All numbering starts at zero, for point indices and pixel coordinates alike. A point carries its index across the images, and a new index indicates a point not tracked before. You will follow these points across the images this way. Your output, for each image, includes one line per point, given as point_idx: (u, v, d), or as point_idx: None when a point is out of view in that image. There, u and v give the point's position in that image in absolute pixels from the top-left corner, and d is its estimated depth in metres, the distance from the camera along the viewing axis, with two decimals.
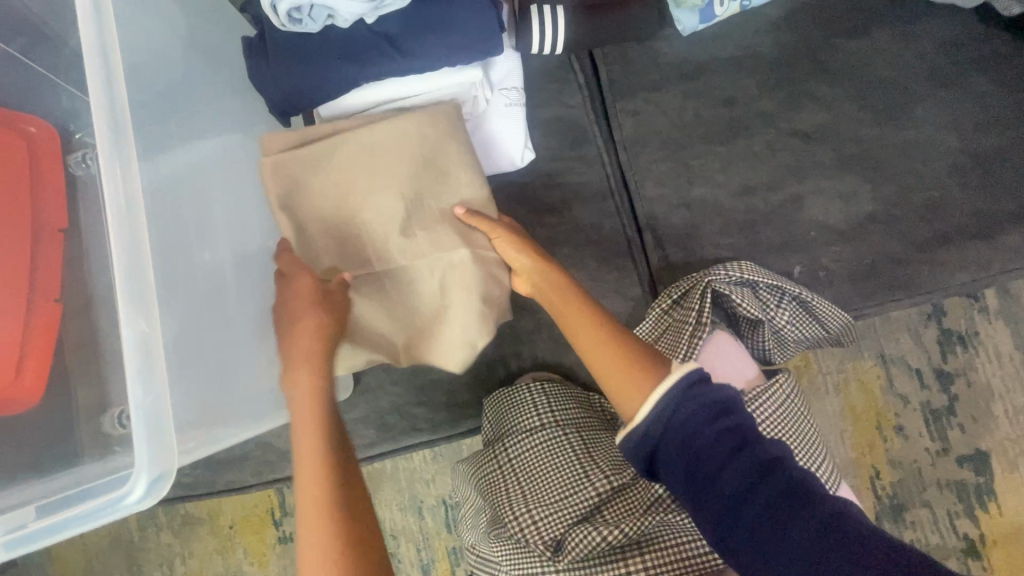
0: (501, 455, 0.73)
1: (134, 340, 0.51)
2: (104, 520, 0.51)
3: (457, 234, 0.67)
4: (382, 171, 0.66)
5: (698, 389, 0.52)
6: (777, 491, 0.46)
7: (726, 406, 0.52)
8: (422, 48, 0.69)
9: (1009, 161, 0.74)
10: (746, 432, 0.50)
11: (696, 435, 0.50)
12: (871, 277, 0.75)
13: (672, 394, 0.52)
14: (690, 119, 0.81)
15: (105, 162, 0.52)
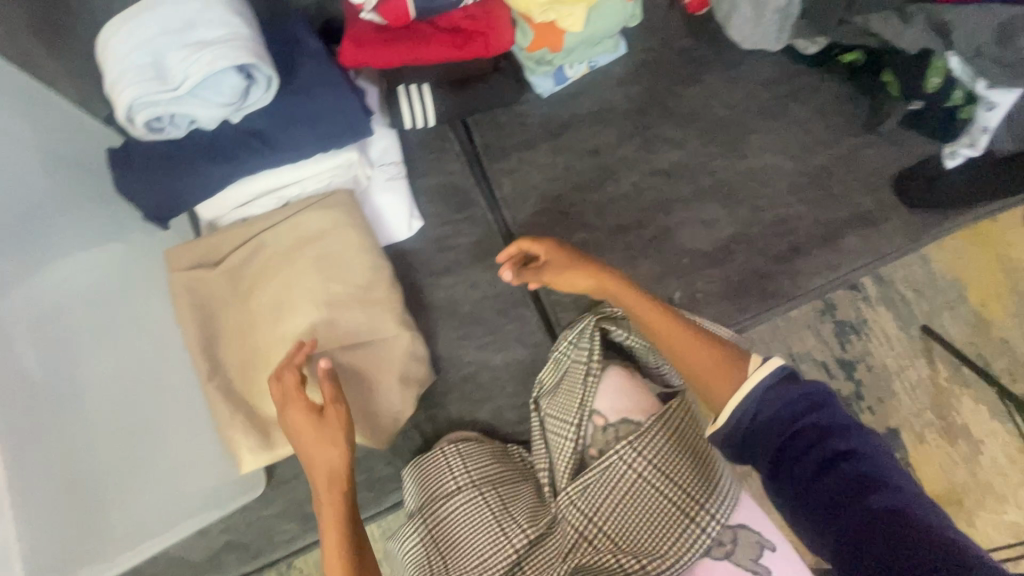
0: (421, 528, 0.72)
1: None
2: None
3: (361, 318, 0.74)
4: (282, 274, 0.74)
5: (779, 388, 0.55)
6: (849, 481, 0.48)
7: (812, 400, 0.54)
8: (291, 139, 0.72)
9: (836, 174, 0.84)
10: (833, 427, 0.51)
11: (778, 428, 0.53)
12: (742, 292, 0.82)
13: (762, 384, 0.56)
14: (562, 171, 0.87)
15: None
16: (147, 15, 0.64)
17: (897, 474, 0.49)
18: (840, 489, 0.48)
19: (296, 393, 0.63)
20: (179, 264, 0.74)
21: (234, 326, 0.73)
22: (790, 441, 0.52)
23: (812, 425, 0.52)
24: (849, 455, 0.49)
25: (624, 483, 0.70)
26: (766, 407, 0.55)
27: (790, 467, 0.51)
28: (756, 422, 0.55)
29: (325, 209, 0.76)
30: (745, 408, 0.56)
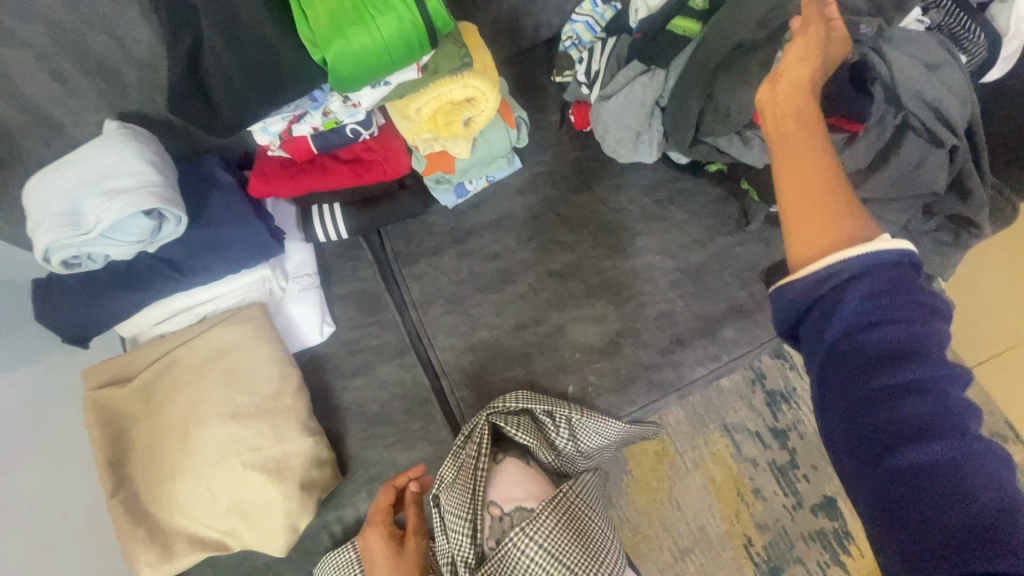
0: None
1: None
2: None
3: (266, 427, 0.78)
4: (190, 386, 0.79)
5: (889, 272, 0.47)
6: (903, 419, 0.43)
7: (911, 309, 0.46)
8: (203, 265, 0.80)
9: (712, 270, 0.93)
10: (915, 348, 0.45)
11: (890, 311, 0.46)
12: (630, 384, 0.87)
13: (874, 259, 0.47)
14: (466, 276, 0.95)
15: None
16: (69, 167, 0.73)
17: (962, 410, 0.43)
18: (895, 421, 0.43)
19: (379, 518, 0.76)
20: (91, 385, 0.78)
21: (142, 439, 0.77)
22: (857, 341, 0.46)
23: (871, 335, 0.46)
24: (907, 390, 0.43)
25: (519, 570, 0.74)
26: (871, 290, 0.47)
27: (849, 379, 0.46)
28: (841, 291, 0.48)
29: (240, 321, 0.83)
30: (832, 274, 0.48)
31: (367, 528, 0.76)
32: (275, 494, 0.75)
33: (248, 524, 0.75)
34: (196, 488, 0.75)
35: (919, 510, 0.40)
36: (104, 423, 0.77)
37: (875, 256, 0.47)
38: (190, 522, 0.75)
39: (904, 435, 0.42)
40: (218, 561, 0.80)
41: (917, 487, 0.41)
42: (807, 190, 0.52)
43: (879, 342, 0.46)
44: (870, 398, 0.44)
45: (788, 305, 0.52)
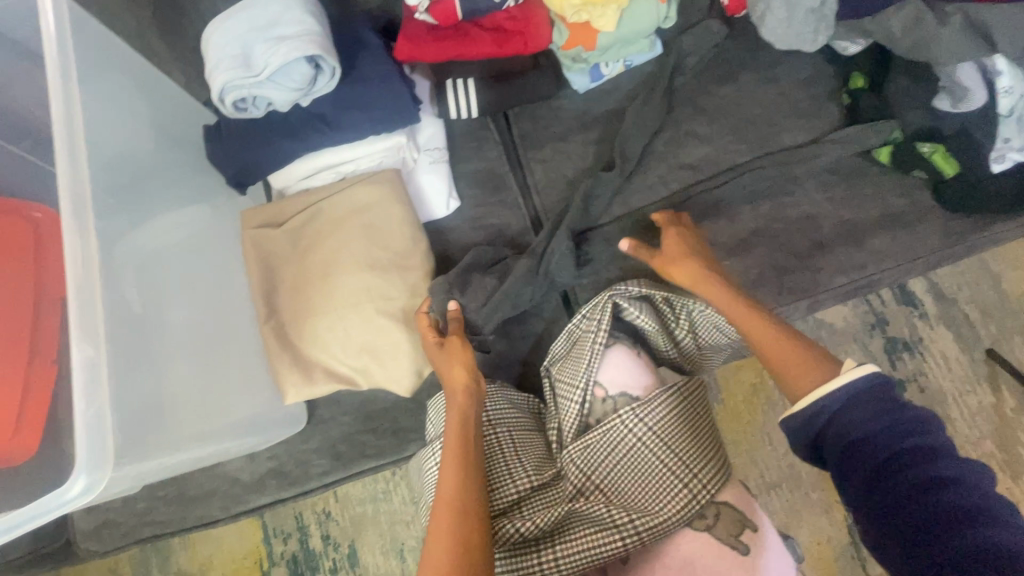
0: (441, 455, 0.79)
1: (81, 361, 0.58)
2: (45, 518, 0.56)
3: (399, 281, 0.83)
4: (335, 232, 0.85)
5: (871, 392, 0.59)
6: (964, 517, 0.51)
7: (904, 415, 0.58)
8: (349, 121, 0.83)
9: (865, 176, 0.85)
10: (913, 442, 0.56)
11: (866, 420, 0.58)
12: (760, 285, 0.83)
13: (854, 388, 0.60)
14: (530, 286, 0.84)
15: (64, 200, 0.62)
16: (239, 15, 0.77)
17: (994, 501, 0.52)
18: (946, 517, 0.51)
19: (453, 348, 0.77)
20: (250, 224, 0.87)
21: (289, 278, 0.85)
22: (881, 439, 0.57)
23: (914, 439, 0.56)
24: (944, 481, 0.53)
25: (624, 446, 0.71)
26: (871, 409, 0.59)
27: (897, 482, 0.55)
28: (843, 415, 0.60)
29: (381, 180, 0.87)
30: (823, 405, 0.61)
31: (439, 363, 0.77)
32: (405, 340, 0.81)
33: (379, 364, 0.82)
34: (334, 326, 0.82)
35: None
36: (265, 259, 0.86)
37: (860, 378, 0.60)
38: (328, 357, 0.82)
39: (957, 529, 0.51)
40: (347, 397, 0.89)
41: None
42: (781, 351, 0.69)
43: (903, 449, 0.56)
44: (917, 490, 0.53)
45: (793, 435, 0.64)
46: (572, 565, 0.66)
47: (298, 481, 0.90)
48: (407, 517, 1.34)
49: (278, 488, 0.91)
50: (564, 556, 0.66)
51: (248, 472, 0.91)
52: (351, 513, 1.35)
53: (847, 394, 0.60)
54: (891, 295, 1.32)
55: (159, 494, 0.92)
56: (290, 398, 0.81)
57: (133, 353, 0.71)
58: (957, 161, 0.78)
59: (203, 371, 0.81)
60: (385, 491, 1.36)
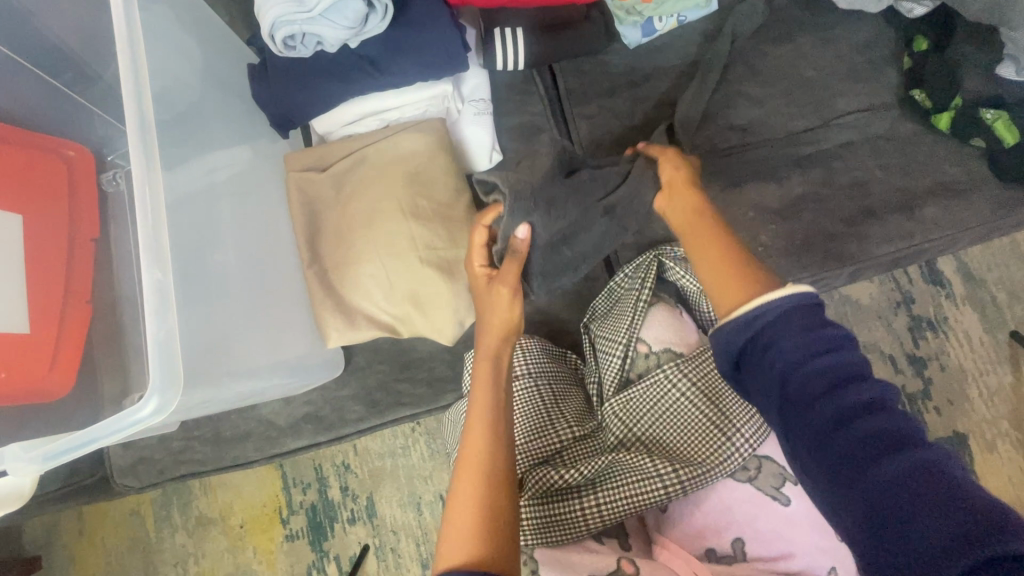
0: None
1: (152, 283, 0.60)
2: (118, 433, 0.58)
3: (444, 231, 0.82)
4: (380, 181, 0.84)
5: (797, 309, 0.54)
6: (873, 442, 0.46)
7: (823, 335, 0.52)
8: (398, 66, 0.82)
9: (919, 144, 0.84)
10: (834, 365, 0.50)
11: (792, 343, 0.52)
12: (804, 250, 0.83)
13: (783, 303, 0.54)
14: (600, 230, 0.79)
15: (128, 123, 0.64)
16: None
17: (910, 427, 0.47)
18: (866, 453, 0.46)
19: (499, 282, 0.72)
20: (293, 168, 0.86)
21: (333, 223, 0.85)
22: (797, 361, 0.51)
23: (832, 360, 0.51)
24: (858, 406, 0.48)
25: (666, 401, 0.72)
26: (792, 327, 0.53)
27: (807, 411, 0.49)
28: (767, 336, 0.54)
29: (427, 129, 0.86)
30: (757, 315, 0.55)
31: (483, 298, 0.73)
32: (448, 290, 0.81)
33: (421, 313, 0.82)
34: (377, 273, 0.82)
35: (901, 533, 0.43)
36: (310, 203, 0.85)
37: (784, 296, 0.54)
38: (371, 304, 0.82)
39: (881, 465, 0.45)
40: (383, 345, 0.90)
41: (900, 521, 0.43)
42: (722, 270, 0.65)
43: (820, 372, 0.50)
44: (837, 423, 0.48)
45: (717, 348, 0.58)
46: (613, 510, 0.68)
47: (333, 426, 0.92)
48: (425, 473, 1.37)
49: (313, 432, 0.92)
50: (606, 503, 0.68)
51: (284, 416, 0.92)
52: (370, 467, 1.38)
53: (781, 310, 0.54)
54: (918, 273, 1.31)
55: (197, 433, 0.94)
56: (331, 341, 0.82)
57: (198, 286, 0.72)
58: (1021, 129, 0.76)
59: (250, 314, 0.79)
60: (404, 447, 1.38)
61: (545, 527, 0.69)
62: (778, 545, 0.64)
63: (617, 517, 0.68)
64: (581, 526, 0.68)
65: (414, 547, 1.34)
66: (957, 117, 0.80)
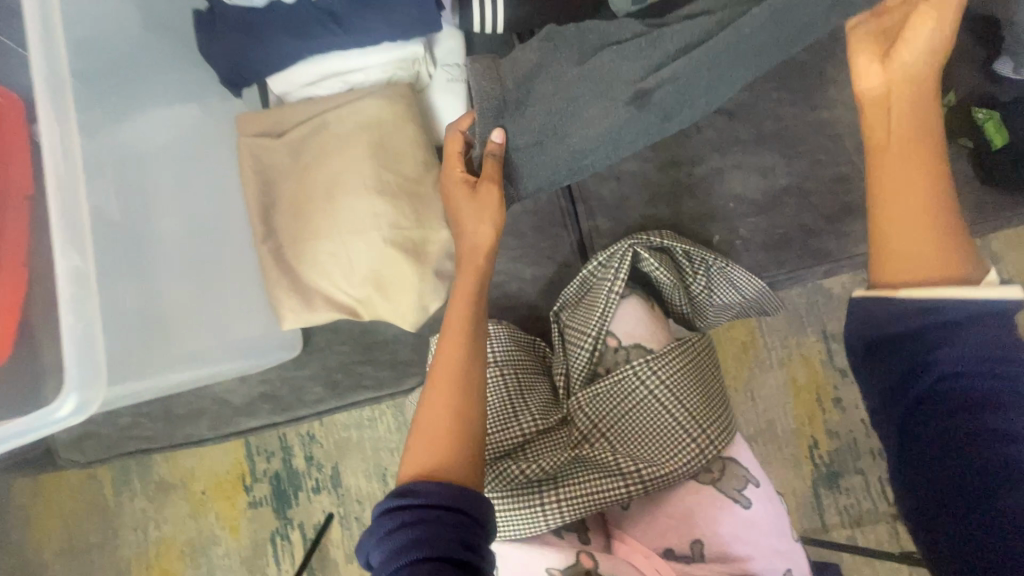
0: None
1: (68, 269, 0.55)
2: (31, 436, 0.54)
3: (412, 210, 0.77)
4: (341, 151, 0.78)
5: (991, 320, 0.53)
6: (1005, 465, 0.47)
7: (1003, 356, 0.51)
8: (362, 22, 0.75)
9: None
10: (993, 389, 0.50)
11: (959, 350, 0.52)
12: (782, 246, 0.81)
13: (982, 302, 0.53)
14: (608, 122, 0.72)
15: (36, 77, 0.58)
16: None
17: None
18: (969, 433, 0.50)
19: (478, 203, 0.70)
20: (245, 133, 0.79)
21: (289, 195, 0.79)
22: (954, 368, 0.52)
23: (999, 383, 0.51)
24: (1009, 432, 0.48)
25: (633, 397, 0.71)
26: (963, 337, 0.52)
27: (950, 419, 0.51)
28: (944, 333, 0.53)
29: (393, 96, 0.79)
30: (928, 300, 0.54)
31: (461, 214, 0.71)
32: (412, 273, 0.76)
33: (384, 296, 0.77)
34: (337, 251, 0.77)
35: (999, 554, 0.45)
36: (265, 169, 0.79)
37: (989, 299, 0.53)
38: (331, 285, 0.78)
39: (977, 448, 0.49)
40: (346, 326, 0.86)
41: (971, 495, 0.48)
42: (906, 235, 0.58)
43: (971, 389, 0.51)
44: (973, 442, 0.49)
45: (853, 327, 0.59)
46: (573, 507, 0.66)
47: (290, 407, 0.88)
48: (391, 445, 1.34)
49: (270, 412, 0.88)
50: (567, 501, 0.66)
51: (239, 395, 0.88)
52: (335, 438, 1.34)
53: (953, 312, 0.53)
54: None
55: (146, 410, 0.89)
56: (287, 323, 0.77)
57: (117, 257, 0.70)
58: (1010, 132, 0.73)
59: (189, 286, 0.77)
60: (371, 419, 1.34)
61: (504, 520, 0.67)
62: (738, 546, 0.64)
63: (577, 512, 0.66)
64: (541, 522, 0.66)
65: None
66: (948, 116, 0.76)
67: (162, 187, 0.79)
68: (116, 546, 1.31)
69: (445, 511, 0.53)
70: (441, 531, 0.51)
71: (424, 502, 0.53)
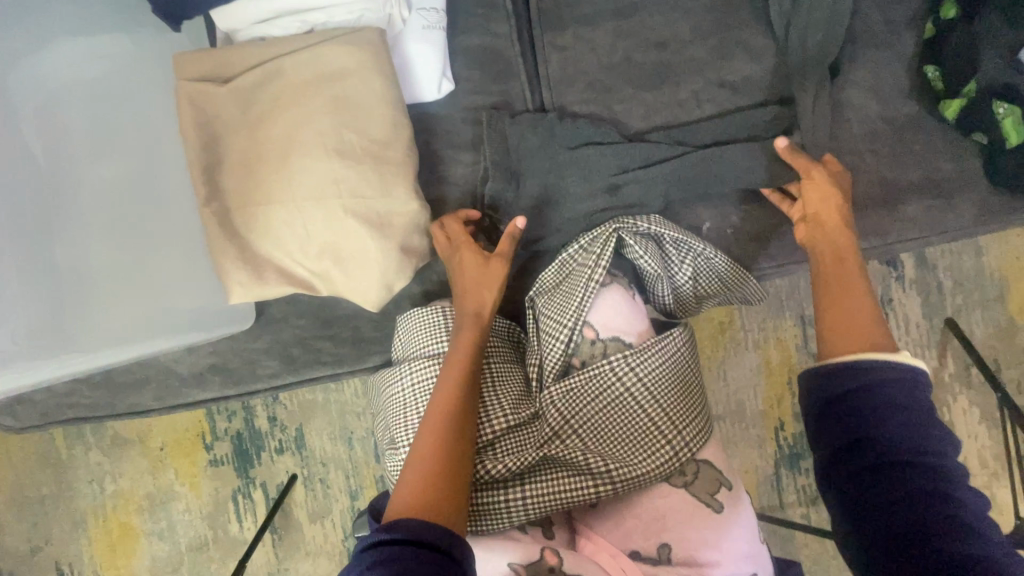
0: (404, 378, 0.73)
1: None
2: None
3: (378, 177, 0.69)
4: (299, 106, 0.69)
5: (897, 378, 0.58)
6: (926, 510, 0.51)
7: (912, 411, 0.57)
8: None
9: (919, 131, 0.75)
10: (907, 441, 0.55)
11: (871, 407, 0.58)
12: (774, 237, 0.77)
13: (891, 367, 0.59)
14: (591, 206, 0.75)
15: None
16: None
17: (963, 483, 0.53)
18: (918, 492, 0.52)
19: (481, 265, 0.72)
20: (183, 74, 0.68)
21: (238, 152, 0.70)
22: (873, 428, 0.57)
23: (911, 435, 0.55)
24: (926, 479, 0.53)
25: (608, 395, 0.68)
26: (877, 396, 0.58)
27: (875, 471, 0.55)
28: (859, 398, 0.59)
29: (359, 43, 0.69)
30: (851, 378, 0.60)
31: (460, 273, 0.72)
32: (377, 247, 0.69)
33: (344, 271, 0.71)
34: (292, 219, 0.69)
35: None
36: (208, 120, 0.69)
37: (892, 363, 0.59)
38: (286, 256, 0.70)
39: (926, 506, 0.51)
40: (305, 297, 0.79)
41: (930, 543, 0.50)
42: (847, 320, 0.65)
43: (890, 440, 0.55)
44: (898, 492, 0.53)
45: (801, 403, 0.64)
46: (538, 505, 0.64)
47: (244, 380, 0.83)
48: (359, 408, 1.23)
49: (221, 384, 0.83)
50: (533, 499, 0.64)
51: (186, 365, 0.82)
52: (300, 400, 1.24)
53: (867, 379, 0.59)
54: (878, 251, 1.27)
55: (82, 378, 0.82)
56: (235, 296, 0.70)
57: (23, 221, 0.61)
58: None
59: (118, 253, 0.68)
60: (338, 382, 1.24)
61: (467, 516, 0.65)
62: (706, 553, 0.62)
63: (543, 511, 0.64)
64: (505, 521, 0.64)
65: (343, 480, 1.23)
66: (967, 108, 0.70)
67: (85, 131, 0.69)
68: (69, 499, 1.25)
69: (431, 551, 0.51)
70: (427, 570, 0.49)
71: (408, 540, 0.51)
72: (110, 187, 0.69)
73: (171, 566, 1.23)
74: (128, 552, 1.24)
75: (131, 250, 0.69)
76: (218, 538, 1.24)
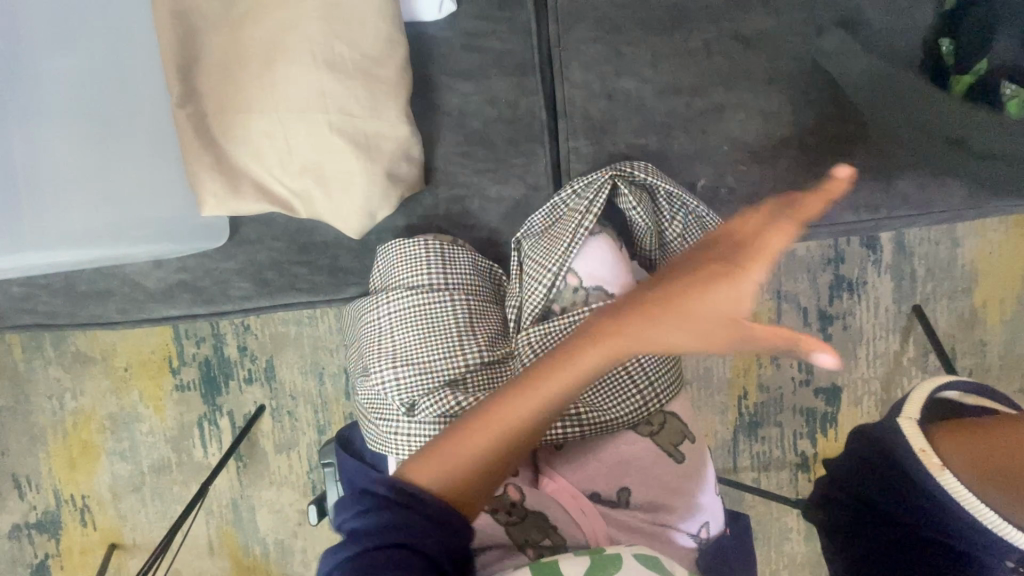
0: (382, 307, 0.71)
1: None
2: None
3: (368, 96, 0.66)
4: (287, 8, 0.64)
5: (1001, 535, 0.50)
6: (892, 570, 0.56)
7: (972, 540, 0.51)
8: None
9: (925, 106, 0.74)
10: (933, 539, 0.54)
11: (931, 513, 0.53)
12: (767, 203, 0.75)
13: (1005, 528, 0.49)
14: None
15: None
16: None
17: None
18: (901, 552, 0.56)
19: (709, 270, 0.60)
20: None
21: (220, 51, 0.65)
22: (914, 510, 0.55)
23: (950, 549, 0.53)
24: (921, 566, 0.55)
25: None
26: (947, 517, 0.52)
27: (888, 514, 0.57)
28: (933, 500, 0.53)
29: None
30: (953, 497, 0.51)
31: (706, 293, 0.59)
32: (363, 172, 0.67)
33: (325, 193, 0.68)
34: (273, 133, 0.66)
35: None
36: (188, 12, 0.64)
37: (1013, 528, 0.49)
38: (265, 171, 0.67)
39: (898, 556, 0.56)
40: (282, 219, 0.76)
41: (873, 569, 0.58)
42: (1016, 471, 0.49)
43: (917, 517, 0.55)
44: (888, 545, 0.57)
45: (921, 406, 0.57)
46: None
47: (214, 301, 0.80)
48: (332, 345, 1.22)
49: (190, 303, 0.80)
50: None
51: (154, 279, 0.79)
52: (271, 332, 1.22)
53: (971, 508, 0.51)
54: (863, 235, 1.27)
55: (40, 286, 0.78)
56: (207, 208, 0.67)
57: None
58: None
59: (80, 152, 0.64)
60: (311, 317, 1.22)
61: None
62: (664, 496, 0.64)
63: None
64: None
65: (311, 414, 1.22)
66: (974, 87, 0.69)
67: (49, 12, 0.62)
68: (28, 413, 1.22)
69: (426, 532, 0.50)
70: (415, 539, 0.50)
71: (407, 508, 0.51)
72: (78, 83, 0.64)
73: (131, 487, 1.23)
74: (88, 470, 1.22)
75: (96, 149, 0.65)
76: (181, 462, 1.23)
